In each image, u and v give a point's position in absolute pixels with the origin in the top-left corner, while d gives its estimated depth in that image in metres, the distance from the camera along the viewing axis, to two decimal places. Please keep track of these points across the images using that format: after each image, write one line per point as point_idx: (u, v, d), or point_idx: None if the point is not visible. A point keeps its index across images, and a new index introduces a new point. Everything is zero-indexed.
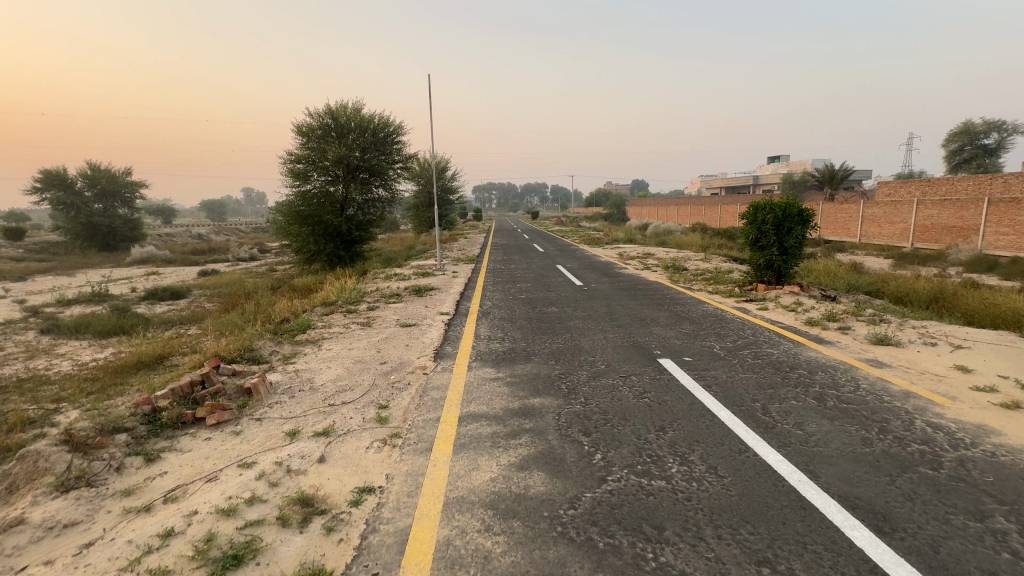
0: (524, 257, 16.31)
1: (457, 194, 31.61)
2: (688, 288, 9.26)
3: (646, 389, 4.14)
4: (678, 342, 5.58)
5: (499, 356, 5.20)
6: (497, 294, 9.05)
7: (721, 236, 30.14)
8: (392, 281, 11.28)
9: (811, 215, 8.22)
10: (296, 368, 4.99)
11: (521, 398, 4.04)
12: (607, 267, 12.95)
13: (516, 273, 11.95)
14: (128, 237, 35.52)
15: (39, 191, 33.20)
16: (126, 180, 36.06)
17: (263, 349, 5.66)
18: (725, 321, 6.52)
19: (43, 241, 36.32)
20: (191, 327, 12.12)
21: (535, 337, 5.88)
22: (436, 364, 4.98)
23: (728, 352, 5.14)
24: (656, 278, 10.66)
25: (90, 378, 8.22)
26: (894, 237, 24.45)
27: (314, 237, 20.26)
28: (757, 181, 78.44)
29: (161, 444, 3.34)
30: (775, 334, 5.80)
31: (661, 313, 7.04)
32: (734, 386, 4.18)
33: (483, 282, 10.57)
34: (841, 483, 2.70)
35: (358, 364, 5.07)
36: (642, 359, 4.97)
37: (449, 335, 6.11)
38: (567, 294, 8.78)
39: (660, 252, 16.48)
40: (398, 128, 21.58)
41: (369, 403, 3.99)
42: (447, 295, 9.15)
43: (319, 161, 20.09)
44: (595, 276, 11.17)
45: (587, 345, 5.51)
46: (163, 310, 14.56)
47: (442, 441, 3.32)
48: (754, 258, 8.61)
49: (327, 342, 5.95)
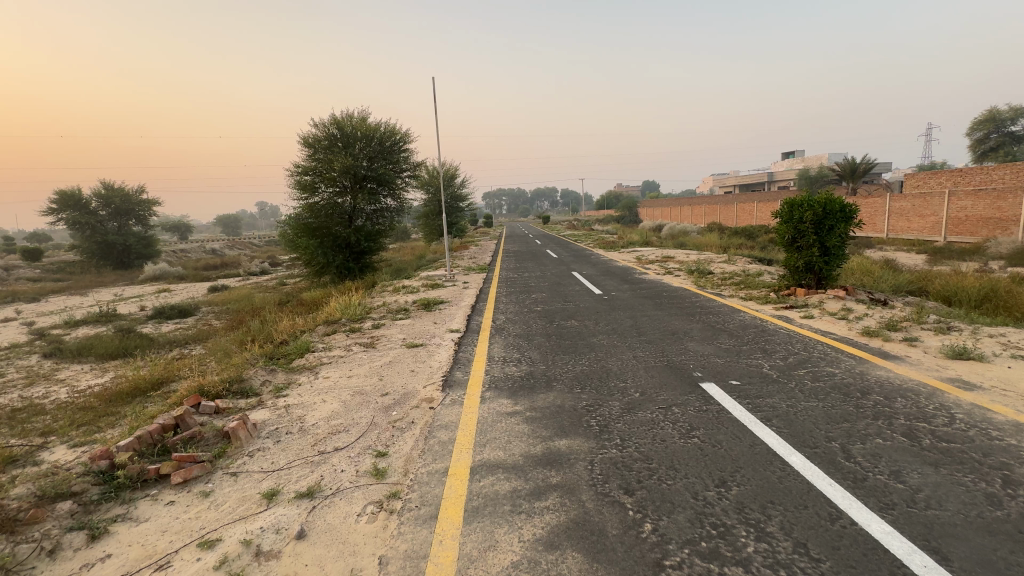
0: (537, 264, 15.67)
1: (467, 201, 31.19)
2: (718, 294, 8.53)
3: (692, 425, 3.46)
4: (719, 361, 4.88)
5: (516, 383, 4.56)
6: (511, 307, 8.42)
7: (739, 236, 29.16)
8: (400, 294, 10.72)
9: (854, 211, 7.45)
10: (288, 404, 4.41)
11: (544, 440, 3.40)
12: (626, 272, 12.25)
13: (530, 283, 11.31)
14: (142, 254, 35.69)
15: (56, 212, 33.62)
16: (139, 199, 36.40)
17: (254, 379, 5.11)
18: (769, 333, 5.80)
19: (60, 261, 36.72)
20: (195, 347, 11.69)
21: (555, 359, 5.23)
22: (444, 395, 4.35)
23: (781, 373, 4.42)
24: (680, 284, 9.94)
25: (84, 408, 7.78)
26: (924, 231, 23.28)
27: (323, 250, 19.91)
28: (771, 178, 76.80)
29: (113, 513, 2.77)
30: (831, 349, 5.06)
31: (693, 325, 6.34)
32: (799, 419, 3.48)
33: (496, 293, 9.95)
34: (983, 570, 1.99)
35: (356, 397, 4.47)
36: (681, 384, 4.29)
37: (459, 358, 5.50)
38: (587, 305, 8.11)
39: (680, 255, 15.69)
40: (405, 137, 21.19)
41: (364, 450, 3.37)
42: (458, 309, 8.57)
43: (326, 173, 19.75)
44: (614, 283, 10.47)
45: (616, 367, 4.84)
46: (170, 329, 14.23)
47: (450, 504, 2.69)
48: (791, 260, 7.86)
49: (325, 370, 5.37)
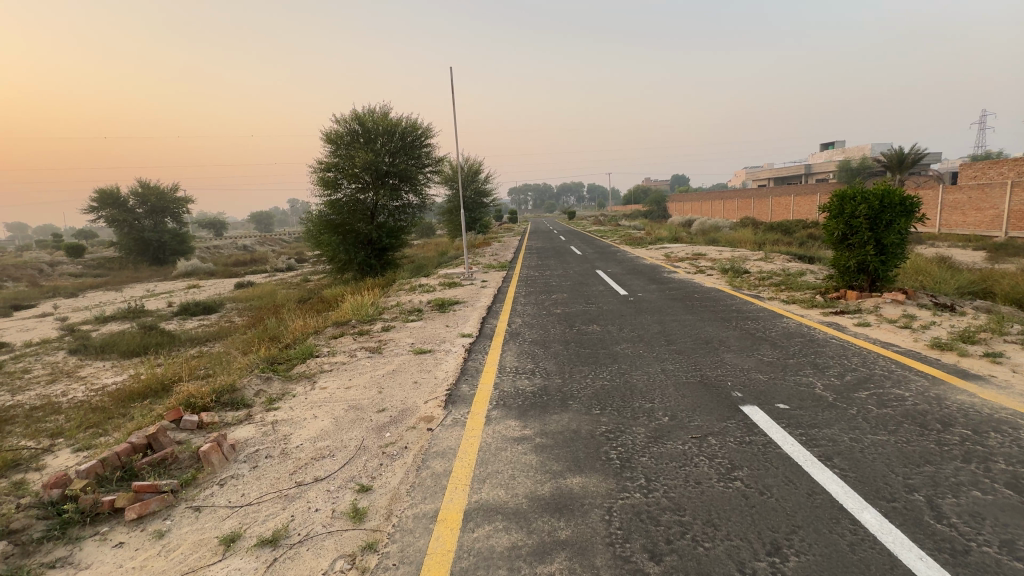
0: (560, 261, 15.10)
1: (491, 197, 30.75)
2: (756, 297, 7.77)
3: (734, 463, 2.87)
4: (761, 378, 4.24)
5: (528, 401, 4.04)
6: (529, 309, 7.90)
7: (775, 232, 27.73)
8: (415, 293, 10.34)
9: (916, 204, 6.59)
10: (276, 419, 4.03)
11: (553, 476, 2.87)
12: (654, 271, 11.55)
13: (552, 282, 10.75)
14: (178, 250, 36.82)
15: (96, 210, 34.97)
16: (174, 197, 37.45)
17: (247, 388, 4.76)
18: (818, 344, 5.09)
19: (100, 258, 38.27)
20: (214, 345, 11.64)
21: (573, 371, 4.69)
22: (446, 413, 3.88)
23: (837, 396, 3.77)
24: (713, 284, 9.20)
25: (95, 409, 7.67)
26: (982, 226, 21.56)
27: (345, 246, 19.83)
28: (809, 170, 73.41)
29: (52, 557, 2.40)
30: (896, 365, 4.33)
31: (729, 332, 5.69)
32: (869, 461, 2.83)
33: (515, 293, 9.44)
34: None
35: (350, 412, 4.04)
36: (718, 407, 3.68)
37: (467, 368, 5.02)
38: (610, 308, 7.51)
39: (712, 252, 14.81)
40: (427, 131, 20.84)
41: (345, 483, 2.92)
42: (473, 311, 8.11)
43: (349, 169, 19.58)
44: (641, 283, 9.80)
45: (642, 383, 4.26)
46: (194, 326, 14.33)
47: (433, 564, 2.21)
48: (841, 260, 7.06)
49: (324, 379, 4.99)
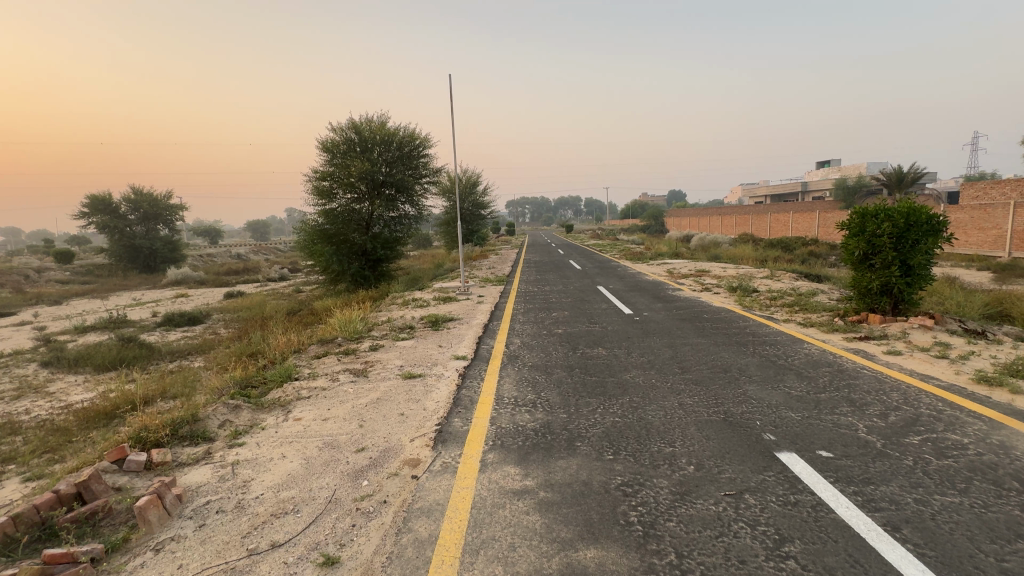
0: (560, 276, 14.65)
1: (489, 208, 30.39)
2: (771, 318, 7.31)
3: (785, 535, 2.35)
4: (794, 417, 3.74)
5: (529, 440, 3.52)
6: (528, 328, 7.40)
7: (775, 248, 27.52)
8: (408, 308, 9.84)
9: (943, 224, 6.17)
10: (238, 459, 3.48)
11: (562, 547, 2.34)
12: (657, 288, 11.11)
13: (551, 298, 10.28)
14: (168, 258, 36.17)
15: (86, 216, 34.39)
16: (167, 203, 36.94)
17: (212, 419, 4.21)
18: (849, 375, 4.61)
19: (89, 264, 37.54)
20: (194, 361, 11.04)
21: (580, 404, 4.18)
22: (434, 456, 3.35)
23: (885, 443, 3.27)
24: (722, 304, 8.75)
25: (53, 430, 7.04)
26: (984, 246, 21.32)
27: (339, 257, 19.32)
28: (805, 187, 73.74)
29: None
30: (945, 404, 3.83)
31: (748, 359, 5.22)
32: (948, 534, 2.32)
33: (513, 310, 8.94)
34: None
35: (324, 452, 3.50)
36: (751, 454, 3.18)
37: (461, 398, 4.50)
38: (615, 328, 7.02)
39: (715, 269, 14.37)
40: (425, 141, 20.51)
41: (306, 553, 2.39)
42: (468, 329, 7.60)
43: (344, 178, 19.15)
44: (645, 301, 9.32)
45: (658, 421, 3.76)
46: (176, 338, 13.73)
47: None
48: (862, 280, 6.62)
49: (300, 409, 4.44)
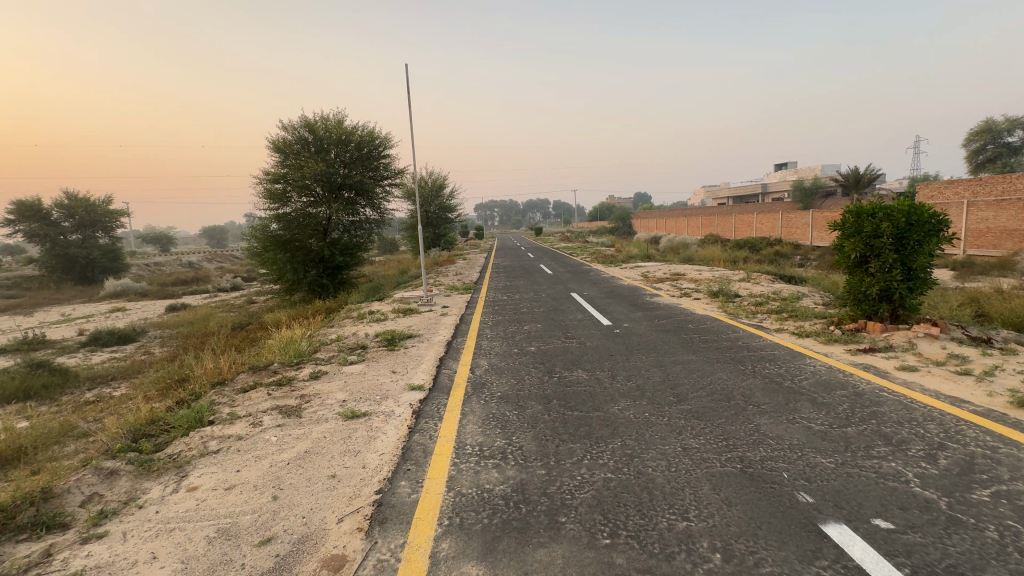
0: (531, 282, 13.87)
1: (456, 212, 29.34)
2: (762, 328, 6.71)
3: None
4: (827, 465, 3.00)
5: (498, 517, 2.64)
6: (496, 345, 6.52)
7: (742, 248, 27.70)
8: (363, 324, 8.81)
9: (945, 224, 5.68)
10: (85, 566, 2.45)
11: None
12: (634, 294, 10.45)
13: (522, 308, 9.42)
14: (109, 268, 33.52)
15: (12, 223, 31.31)
16: (106, 209, 34.24)
17: (74, 494, 3.14)
18: (870, 401, 3.96)
19: (18, 276, 34.29)
20: (116, 389, 9.61)
21: (562, 453, 3.33)
22: (366, 551, 2.42)
23: (952, 502, 2.55)
24: (705, 311, 8.14)
25: None
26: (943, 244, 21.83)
27: (293, 265, 17.98)
28: (765, 189, 75.96)
29: None
30: (996, 440, 3.19)
31: (750, 382, 4.53)
32: None
33: (480, 324, 8.04)
34: None
35: (211, 549, 2.51)
36: (790, 529, 2.40)
37: (412, 447, 3.58)
38: (595, 344, 6.24)
39: (690, 272, 13.87)
40: (386, 141, 19.36)
41: None
42: (429, 348, 6.66)
43: (298, 181, 17.80)
44: (623, 309, 8.60)
45: (661, 477, 2.95)
46: (101, 360, 12.17)
47: None
48: (860, 285, 6.09)
49: (199, 472, 3.40)
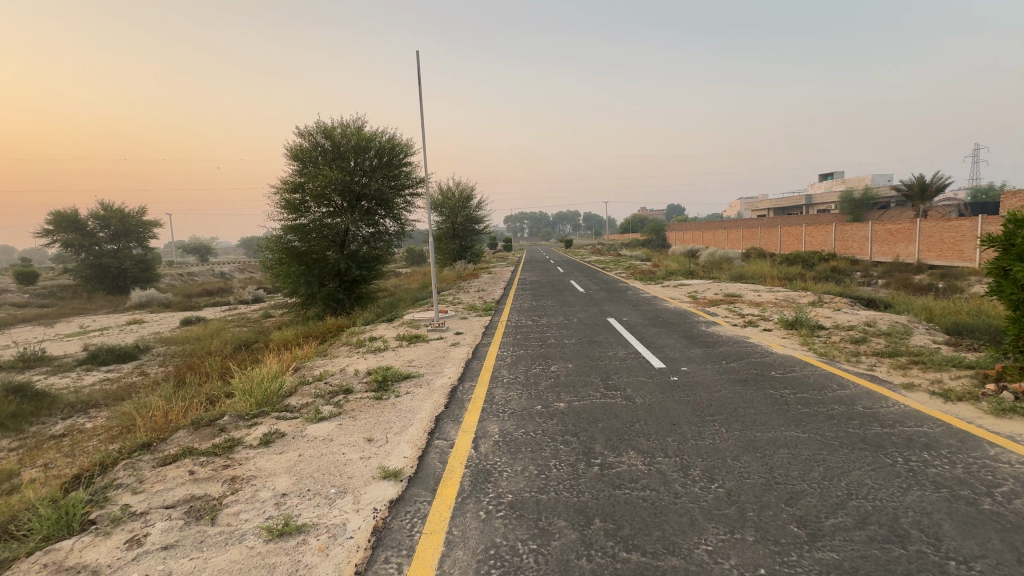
0: (560, 302, 12.23)
1: (485, 223, 28.00)
2: (883, 381, 4.84)
3: None
4: None
5: None
6: (512, 398, 4.90)
7: (793, 263, 25.37)
8: (356, 355, 7.37)
9: None
10: None
11: None
12: (684, 322, 8.64)
13: (549, 338, 7.77)
14: (139, 278, 33.90)
15: (51, 233, 31.82)
16: (138, 220, 34.60)
17: None
18: None
19: (56, 285, 34.97)
20: (86, 423, 8.47)
21: None
22: None
23: None
24: (787, 350, 6.31)
25: None
26: None
27: (307, 278, 17.03)
28: (810, 201, 72.09)
29: None
30: None
31: (919, 499, 2.75)
32: None
33: (495, 362, 6.44)
34: None
35: None
36: None
37: None
38: (648, 401, 4.56)
39: (747, 292, 11.98)
40: (407, 147, 18.17)
41: None
42: (425, 397, 5.10)
43: (315, 190, 16.75)
44: (676, 344, 6.85)
45: None
46: (92, 381, 11.27)
47: None
48: None
49: None
